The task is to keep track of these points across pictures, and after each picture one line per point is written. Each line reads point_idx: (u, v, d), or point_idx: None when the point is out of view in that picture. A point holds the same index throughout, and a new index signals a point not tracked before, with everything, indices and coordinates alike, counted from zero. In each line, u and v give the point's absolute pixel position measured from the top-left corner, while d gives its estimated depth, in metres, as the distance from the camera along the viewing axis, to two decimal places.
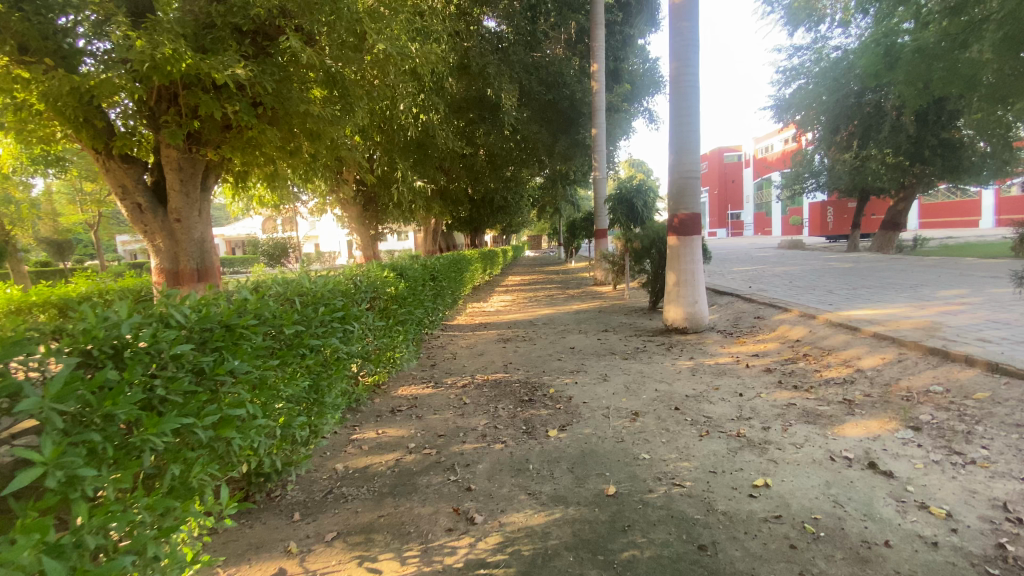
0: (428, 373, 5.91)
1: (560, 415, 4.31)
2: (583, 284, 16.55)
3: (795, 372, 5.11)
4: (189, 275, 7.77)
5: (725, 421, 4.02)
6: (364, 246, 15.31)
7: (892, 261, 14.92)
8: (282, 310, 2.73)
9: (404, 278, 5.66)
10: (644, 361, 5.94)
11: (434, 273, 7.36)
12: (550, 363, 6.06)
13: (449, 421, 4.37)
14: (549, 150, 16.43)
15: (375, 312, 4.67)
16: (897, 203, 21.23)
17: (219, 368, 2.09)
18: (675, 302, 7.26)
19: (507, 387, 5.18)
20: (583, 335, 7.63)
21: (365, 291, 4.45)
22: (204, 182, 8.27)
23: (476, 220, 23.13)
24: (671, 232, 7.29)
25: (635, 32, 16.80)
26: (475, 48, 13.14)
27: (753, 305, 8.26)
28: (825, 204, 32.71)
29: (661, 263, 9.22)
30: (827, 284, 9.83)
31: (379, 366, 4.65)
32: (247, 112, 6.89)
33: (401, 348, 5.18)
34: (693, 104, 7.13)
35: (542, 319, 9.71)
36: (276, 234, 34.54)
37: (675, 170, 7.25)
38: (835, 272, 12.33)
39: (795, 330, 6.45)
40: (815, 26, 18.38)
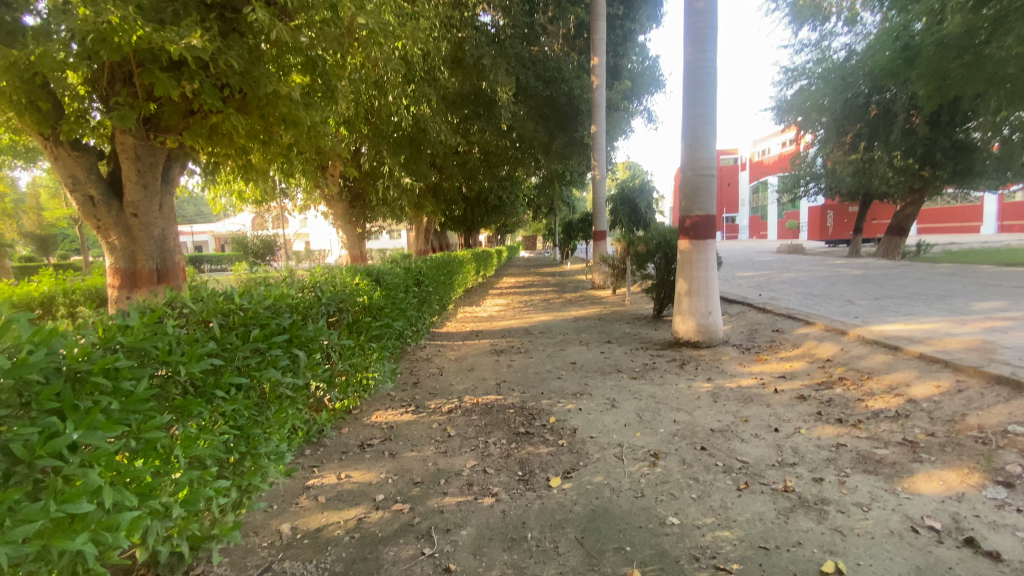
0: (409, 394, 5.14)
1: (563, 455, 3.57)
2: (581, 288, 15.85)
3: (834, 401, 4.41)
4: (146, 275, 6.97)
5: (765, 468, 3.29)
6: (351, 246, 14.46)
7: (904, 268, 14.33)
8: (185, 340, 1.99)
9: (380, 285, 4.87)
10: (656, 382, 5.20)
11: (418, 277, 6.59)
12: (548, 383, 5.31)
13: (429, 461, 3.60)
14: (546, 148, 15.68)
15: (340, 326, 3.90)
16: (903, 208, 20.68)
17: (49, 445, 1.35)
18: (687, 313, 6.54)
19: (499, 414, 4.42)
20: (584, 348, 6.90)
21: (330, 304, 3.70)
22: (166, 174, 7.44)
23: (470, 219, 22.35)
24: (683, 235, 6.57)
25: (636, 26, 16.07)
26: (471, 38, 12.44)
27: (770, 315, 7.57)
28: (825, 208, 32.47)
29: (668, 268, 8.50)
30: (844, 294, 9.17)
31: (345, 392, 3.88)
32: (213, 95, 6.13)
33: (376, 367, 4.42)
34: (710, 93, 6.39)
35: (539, 327, 8.95)
36: (265, 232, 33.77)
37: (689, 166, 6.52)
38: (847, 279, 11.69)
39: (824, 348, 5.75)
40: (821, 25, 17.78)
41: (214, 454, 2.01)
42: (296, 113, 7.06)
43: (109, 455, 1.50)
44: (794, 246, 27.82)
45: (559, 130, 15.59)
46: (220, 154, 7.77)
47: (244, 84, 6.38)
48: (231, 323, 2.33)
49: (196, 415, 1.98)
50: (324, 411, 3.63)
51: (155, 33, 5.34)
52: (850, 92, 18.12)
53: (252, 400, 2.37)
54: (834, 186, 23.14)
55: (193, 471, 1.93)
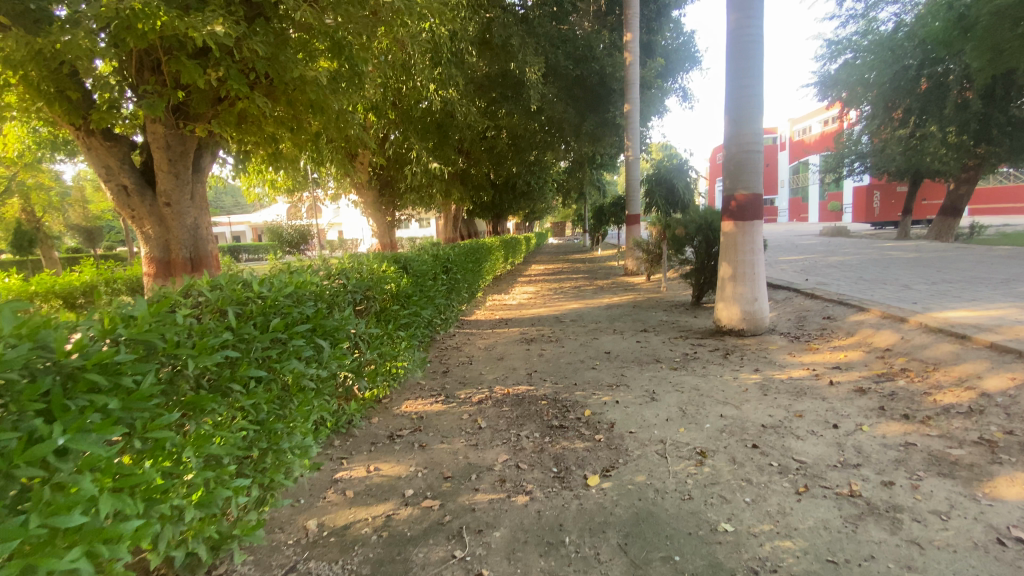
0: (438, 384, 5.01)
1: (601, 451, 3.35)
2: (613, 274, 15.48)
3: (897, 394, 4.04)
4: (181, 264, 7.04)
5: (825, 469, 3.00)
6: (381, 234, 14.46)
7: (963, 250, 13.38)
8: (195, 332, 1.88)
9: (408, 273, 4.72)
10: (697, 373, 4.90)
11: (447, 263, 6.44)
12: (582, 373, 5.08)
13: (459, 455, 3.44)
14: (576, 131, 15.25)
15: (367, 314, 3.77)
16: (959, 187, 19.36)
17: (33, 450, 1.23)
18: (731, 300, 6.18)
19: (532, 406, 4.23)
20: (619, 337, 6.62)
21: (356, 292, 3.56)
22: (197, 162, 7.47)
23: (499, 206, 22.14)
24: (726, 217, 6.19)
25: (670, 0, 15.39)
26: (499, 19, 12.15)
27: (818, 302, 7.11)
28: (872, 189, 30.82)
29: (707, 252, 8.10)
30: (897, 278, 8.57)
31: (375, 382, 3.76)
32: (239, 81, 6.06)
33: (407, 355, 4.28)
34: (756, 63, 5.94)
35: (570, 315, 8.69)
36: (298, 221, 34.46)
37: (733, 143, 6.10)
38: (899, 263, 10.99)
39: (881, 336, 5.31)
40: None
41: (227, 453, 1.89)
42: (322, 96, 6.93)
43: (106, 459, 1.39)
44: (837, 229, 26.53)
45: (590, 111, 15.07)
46: (251, 142, 7.76)
47: (269, 68, 6.29)
48: (246, 313, 2.21)
49: (207, 412, 1.86)
50: (353, 401, 3.51)
51: (179, 19, 5.28)
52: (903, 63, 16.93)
53: (271, 393, 2.25)
54: (881, 165, 21.85)
55: (206, 470, 1.83)
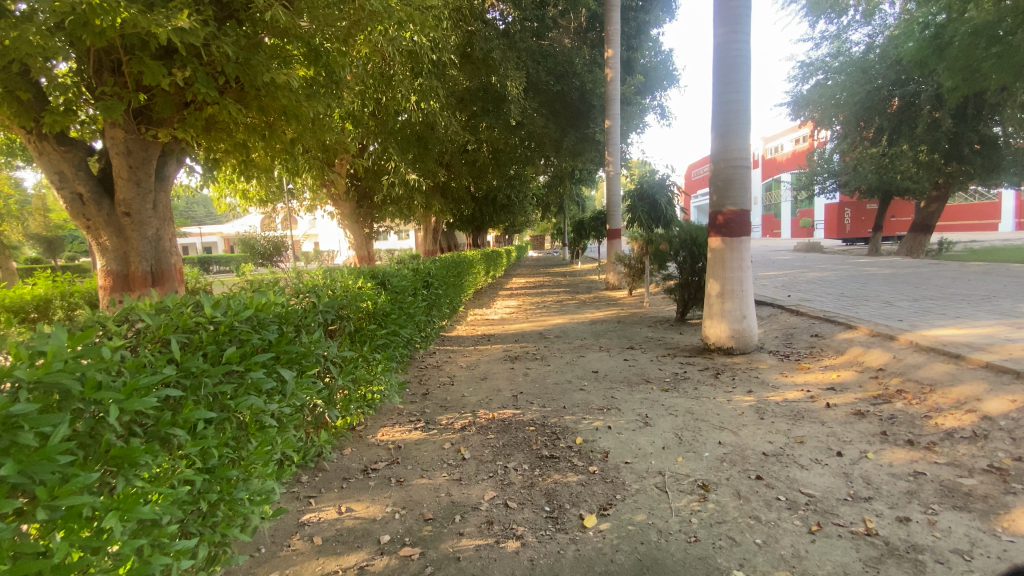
0: (418, 408, 4.70)
1: (596, 485, 3.09)
2: (595, 289, 15.35)
3: (897, 418, 3.90)
4: (140, 278, 6.58)
5: (836, 503, 2.80)
6: (358, 246, 14.12)
7: (935, 267, 13.68)
8: (126, 369, 1.60)
9: (386, 289, 4.40)
10: (690, 395, 4.71)
11: (428, 278, 6.15)
12: (570, 395, 4.83)
13: (441, 492, 3.13)
14: (557, 145, 15.21)
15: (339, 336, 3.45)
16: (927, 205, 19.95)
17: None
18: (719, 317, 6.04)
19: (519, 433, 3.96)
20: (605, 355, 6.41)
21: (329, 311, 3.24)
22: (160, 169, 7.04)
23: (479, 218, 21.94)
24: (714, 233, 6.06)
25: (650, 18, 15.59)
26: (480, 32, 12.06)
27: (805, 319, 7.04)
28: (842, 206, 31.70)
29: (692, 268, 7.99)
30: (879, 295, 8.61)
31: (349, 409, 3.45)
32: (207, 84, 5.74)
33: (385, 377, 3.97)
34: (743, 78, 5.88)
35: (554, 331, 8.46)
36: (274, 234, 33.64)
37: (720, 157, 6.01)
38: (877, 279, 11.11)
39: (872, 355, 5.22)
40: (838, 17, 17.19)
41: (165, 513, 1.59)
42: (296, 102, 6.62)
43: None
44: (810, 244, 27.11)
45: (571, 126, 15.02)
46: (221, 150, 7.40)
47: (240, 73, 6.00)
48: (195, 342, 1.92)
49: (139, 465, 1.58)
50: (322, 433, 3.20)
51: (142, 15, 4.93)
52: (873, 85, 17.45)
53: (224, 435, 1.96)
54: (853, 183, 22.45)
55: (136, 536, 1.53)
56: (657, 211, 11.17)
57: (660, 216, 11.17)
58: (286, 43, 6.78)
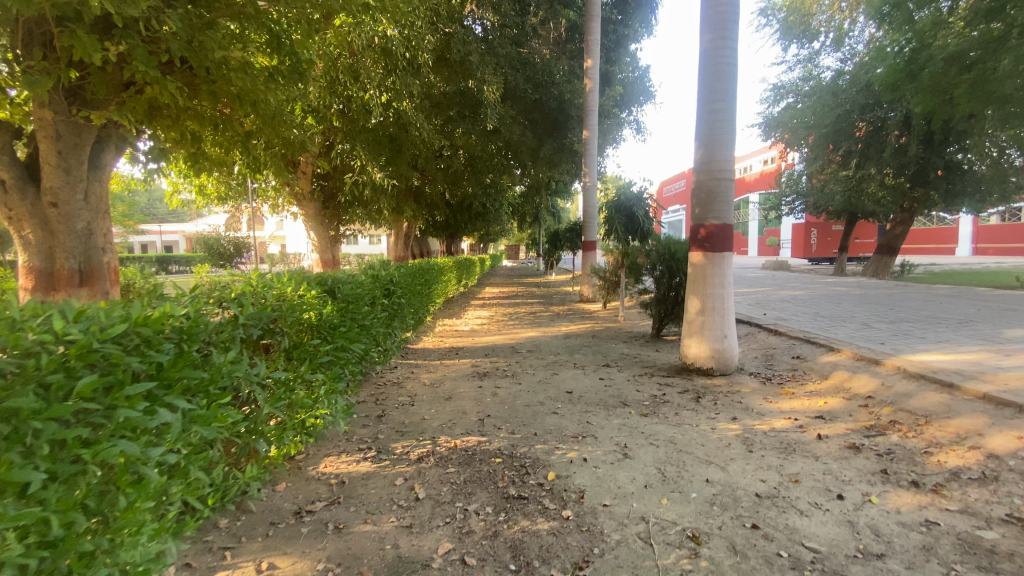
0: (371, 433, 4.18)
1: (570, 536, 2.64)
2: (569, 301, 15.01)
3: (897, 454, 3.61)
4: (66, 277, 5.82)
5: (846, 563, 2.43)
6: (321, 249, 13.39)
7: (902, 288, 13.86)
8: None
9: (336, 298, 3.88)
10: (671, 421, 4.32)
11: (390, 286, 5.63)
12: (541, 419, 4.38)
13: (386, 544, 2.62)
14: (533, 154, 14.88)
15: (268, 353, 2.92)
16: (892, 228, 20.48)
17: None
18: (699, 335, 5.71)
19: (484, 466, 3.49)
20: (580, 373, 5.99)
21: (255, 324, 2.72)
22: (96, 157, 6.29)
23: (452, 225, 21.42)
24: (696, 247, 5.75)
25: (630, 32, 15.56)
26: (458, 34, 11.71)
27: (785, 339, 6.81)
28: (809, 226, 32.47)
29: (671, 283, 7.69)
30: (855, 316, 8.51)
31: (284, 440, 2.93)
32: (148, 63, 5.08)
33: (332, 399, 3.44)
34: (730, 87, 5.62)
35: (527, 344, 8.02)
36: (235, 234, 32.12)
37: (704, 168, 5.72)
38: (850, 299, 11.11)
39: (859, 381, 4.97)
40: (809, 43, 17.56)
41: None
42: (252, 88, 6.06)
43: None
44: (779, 262, 27.61)
45: (548, 136, 14.74)
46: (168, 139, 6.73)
47: (187, 53, 5.40)
48: (28, 372, 1.44)
49: None
50: (247, 467, 2.72)
51: None
52: (843, 110, 17.63)
53: (75, 498, 1.48)
54: (821, 204, 22.95)
55: None
56: (634, 223, 10.87)
57: (637, 229, 10.87)
58: (244, 26, 6.23)
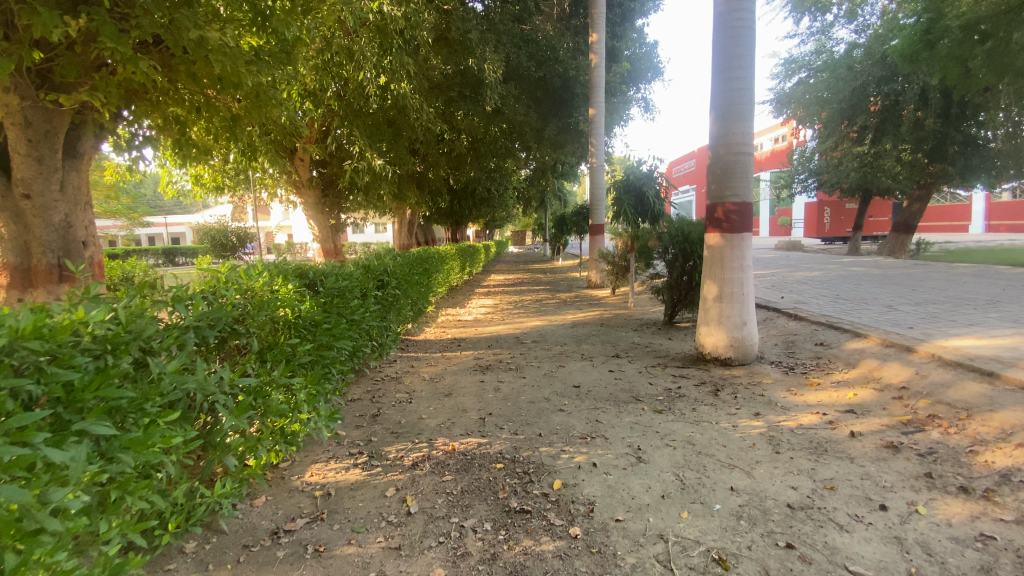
0: (363, 436, 3.90)
1: (579, 559, 2.33)
2: (576, 287, 14.67)
3: (939, 454, 3.24)
4: (44, 272, 5.60)
5: None
6: (323, 239, 13.10)
7: (923, 268, 13.30)
8: None
9: (319, 292, 3.56)
10: (688, 418, 3.97)
11: (384, 276, 5.32)
12: (547, 418, 4.06)
13: (370, 571, 2.31)
14: (537, 136, 14.35)
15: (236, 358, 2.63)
16: (910, 205, 19.77)
17: None
18: (717, 324, 5.34)
19: (484, 473, 3.18)
20: (588, 364, 5.65)
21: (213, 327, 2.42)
22: (70, 145, 5.97)
23: (457, 212, 21.00)
24: (712, 228, 5.36)
25: (635, 5, 14.88)
26: (457, 10, 11.16)
27: (806, 324, 6.41)
28: (822, 205, 31.66)
29: (683, 267, 7.30)
30: (878, 298, 8.06)
31: (260, 452, 2.66)
32: (116, 40, 4.72)
33: (317, 403, 3.15)
34: (749, 52, 5.15)
35: (532, 334, 7.70)
36: (240, 225, 31.95)
37: (720, 143, 5.29)
38: (869, 280, 10.63)
39: (890, 370, 4.58)
40: (822, 15, 16.81)
41: None
42: (233, 72, 5.70)
43: None
44: (791, 243, 26.95)
45: (552, 116, 14.24)
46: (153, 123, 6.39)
47: (161, 31, 5.03)
48: None
49: None
50: (216, 483, 2.48)
51: None
52: (857, 83, 17.05)
53: None
54: (834, 182, 22.23)
55: None
56: (644, 204, 10.38)
57: (647, 210, 10.39)
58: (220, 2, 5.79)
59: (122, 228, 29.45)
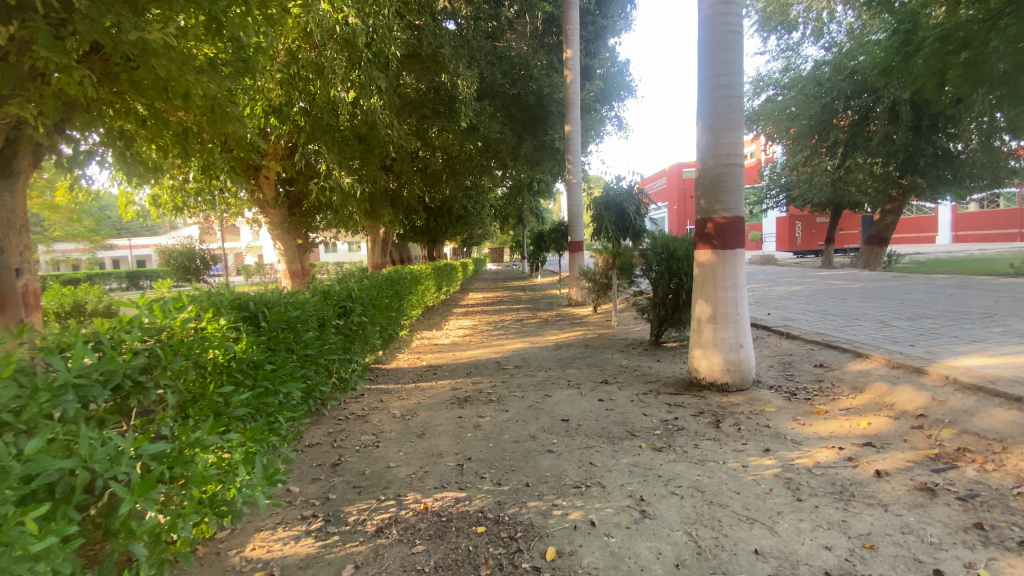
0: (320, 492, 3.33)
1: None
2: (556, 305, 14.27)
3: (982, 497, 2.87)
4: None
5: None
6: (289, 259, 12.33)
7: (902, 280, 13.31)
8: None
9: (261, 326, 3.03)
10: (692, 458, 3.53)
11: (348, 302, 4.81)
12: (533, 462, 3.56)
13: None
14: (513, 153, 14.04)
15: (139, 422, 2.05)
16: (882, 218, 20.13)
17: None
18: (711, 346, 4.95)
19: (462, 541, 2.65)
20: (575, 393, 5.19)
21: (103, 385, 1.86)
22: None
23: (432, 229, 20.48)
24: (702, 244, 5.01)
25: (609, 24, 14.90)
26: (428, 26, 10.84)
27: (801, 344, 6.10)
28: (794, 220, 32.25)
29: (669, 284, 6.96)
30: (868, 313, 7.85)
31: (184, 531, 2.08)
32: (51, 48, 4.07)
33: (257, 462, 2.58)
34: (737, 58, 4.89)
35: (513, 358, 7.21)
36: (206, 246, 30.73)
37: (709, 154, 4.97)
38: (854, 294, 10.51)
39: (902, 396, 4.25)
40: (789, 34, 17.20)
41: None
42: (178, 78, 5.04)
43: None
44: (766, 257, 27.26)
45: (528, 133, 13.98)
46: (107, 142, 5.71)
47: (102, 38, 4.42)
48: None
49: None
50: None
51: None
52: (826, 99, 17.34)
53: None
54: (806, 196, 22.55)
55: None
56: (625, 220, 10.06)
57: (628, 226, 10.07)
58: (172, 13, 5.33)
59: (80, 250, 27.94)
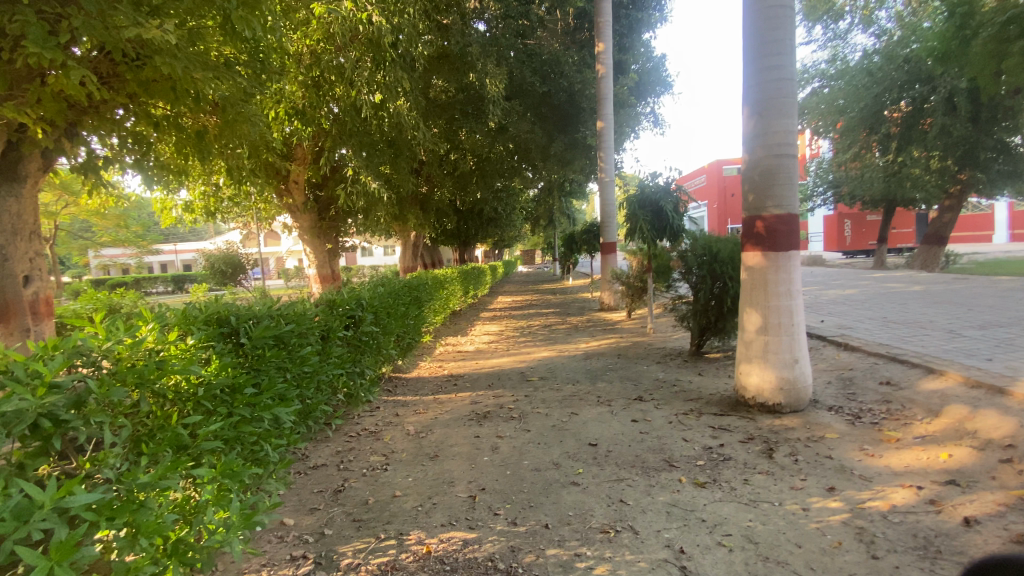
0: (317, 527, 2.97)
1: None
2: (588, 310, 13.75)
3: None
4: None
5: None
6: (319, 264, 12.26)
7: (969, 282, 12.15)
8: None
9: (244, 343, 2.76)
10: (741, 497, 3.02)
11: (358, 311, 4.53)
12: (555, 497, 3.12)
13: None
14: (543, 152, 13.48)
15: (77, 463, 1.74)
16: (943, 215, 18.64)
17: None
18: (761, 361, 4.39)
19: None
20: (606, 411, 4.74)
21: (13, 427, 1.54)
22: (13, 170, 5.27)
23: (462, 233, 20.27)
24: (750, 246, 4.47)
25: (644, 15, 14.13)
26: (456, 25, 10.55)
27: (861, 357, 5.44)
28: (842, 218, 30.52)
29: (712, 290, 6.38)
30: (936, 320, 7.03)
31: None
32: (42, 44, 3.97)
33: (233, 500, 2.25)
34: (789, 36, 4.33)
35: (539, 368, 6.80)
36: (246, 251, 31.58)
37: (758, 144, 4.41)
38: (916, 298, 9.57)
39: (991, 421, 3.60)
40: (835, 22, 16.16)
41: None
42: (185, 76, 4.88)
43: None
44: (813, 258, 25.84)
45: (559, 131, 13.44)
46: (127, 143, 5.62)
47: (101, 35, 4.27)
48: None
49: None
50: None
51: None
52: (877, 89, 16.05)
53: None
54: (856, 193, 21.15)
55: None
56: (661, 220, 9.46)
57: (665, 226, 9.45)
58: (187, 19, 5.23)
59: (129, 255, 29.28)
